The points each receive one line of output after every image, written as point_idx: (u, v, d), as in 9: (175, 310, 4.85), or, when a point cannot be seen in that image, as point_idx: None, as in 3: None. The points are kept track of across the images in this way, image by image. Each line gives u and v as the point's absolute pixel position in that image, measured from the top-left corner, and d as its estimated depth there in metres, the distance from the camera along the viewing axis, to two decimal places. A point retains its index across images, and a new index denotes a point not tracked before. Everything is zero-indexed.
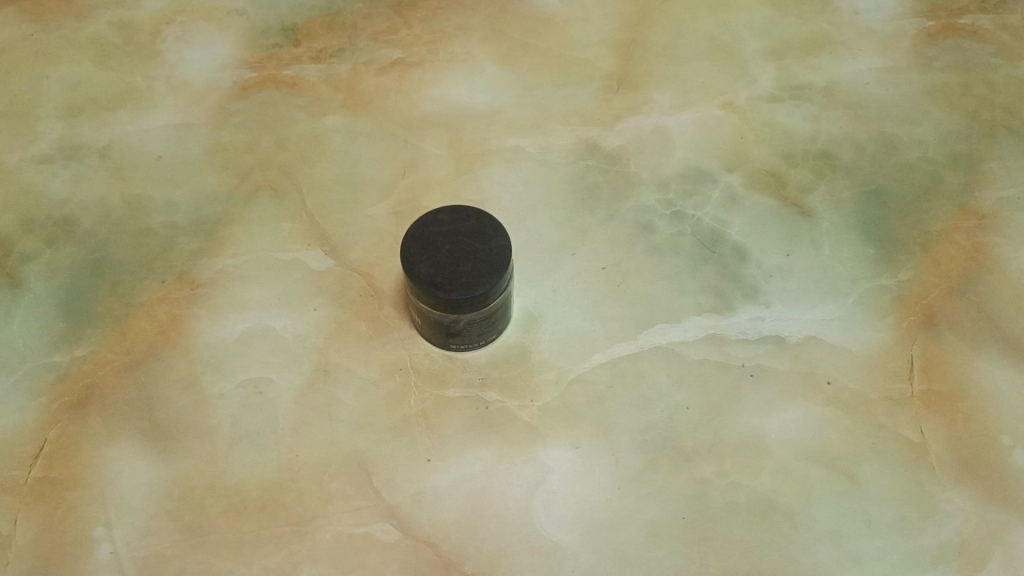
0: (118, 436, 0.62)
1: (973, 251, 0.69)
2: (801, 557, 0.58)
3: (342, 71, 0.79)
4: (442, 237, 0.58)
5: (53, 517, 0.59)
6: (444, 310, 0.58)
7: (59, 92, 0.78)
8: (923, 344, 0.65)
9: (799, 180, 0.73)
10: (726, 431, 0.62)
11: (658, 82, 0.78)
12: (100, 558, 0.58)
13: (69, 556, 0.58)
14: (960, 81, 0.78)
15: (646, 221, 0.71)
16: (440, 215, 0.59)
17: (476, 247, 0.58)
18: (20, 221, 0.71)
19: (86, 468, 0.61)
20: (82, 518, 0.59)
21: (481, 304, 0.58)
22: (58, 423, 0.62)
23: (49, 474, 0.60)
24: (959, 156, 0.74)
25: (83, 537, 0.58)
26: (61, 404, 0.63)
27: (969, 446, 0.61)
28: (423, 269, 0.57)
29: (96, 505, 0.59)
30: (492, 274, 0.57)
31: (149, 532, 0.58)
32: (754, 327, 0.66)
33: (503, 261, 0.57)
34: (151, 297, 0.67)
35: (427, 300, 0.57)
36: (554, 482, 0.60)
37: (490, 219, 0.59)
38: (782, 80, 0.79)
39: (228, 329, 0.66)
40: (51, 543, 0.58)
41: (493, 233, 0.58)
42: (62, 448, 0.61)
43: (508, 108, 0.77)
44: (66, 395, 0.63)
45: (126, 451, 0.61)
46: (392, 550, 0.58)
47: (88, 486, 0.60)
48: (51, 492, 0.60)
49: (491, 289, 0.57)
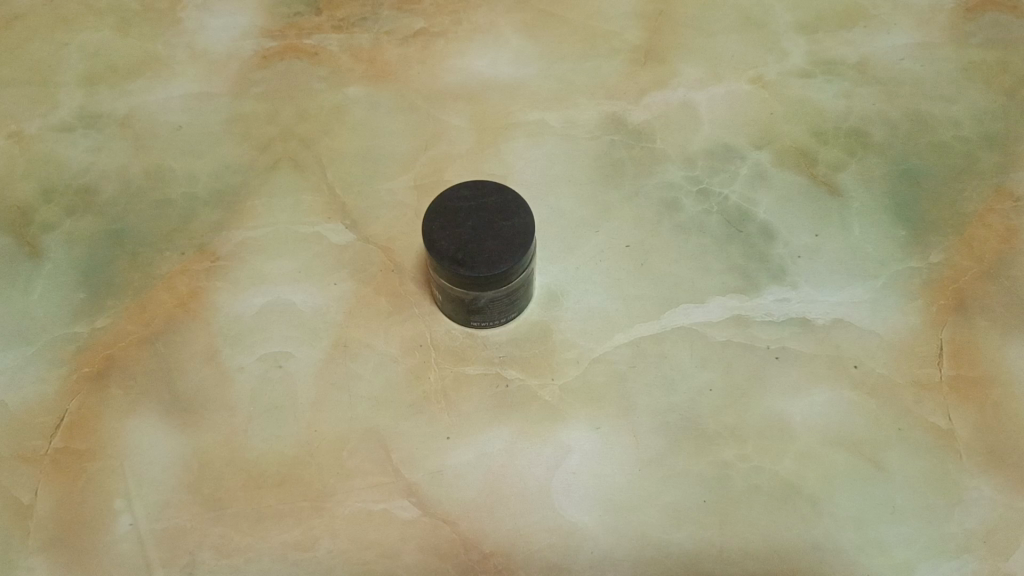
0: (137, 408, 0.62)
1: (1007, 234, 0.67)
2: (823, 542, 0.57)
3: (364, 41, 0.78)
4: (465, 213, 0.57)
5: (74, 488, 0.59)
6: (466, 287, 0.57)
7: (79, 59, 0.77)
8: (953, 329, 0.64)
9: (829, 159, 0.71)
10: (750, 413, 0.61)
11: (686, 56, 0.76)
12: (120, 532, 0.58)
13: (89, 528, 0.58)
14: (997, 59, 0.76)
15: (671, 199, 0.70)
16: (462, 191, 0.58)
17: (499, 224, 0.57)
18: (40, 191, 0.71)
19: (107, 439, 0.61)
20: (102, 490, 0.59)
21: (503, 282, 0.57)
22: (77, 394, 0.62)
23: (69, 444, 0.60)
24: (994, 136, 0.72)
25: (104, 509, 0.58)
26: (80, 374, 0.63)
27: (998, 434, 0.60)
28: (445, 245, 0.56)
29: (116, 477, 0.59)
30: (514, 251, 0.56)
31: (168, 507, 0.58)
32: (780, 308, 0.65)
33: (525, 238, 0.56)
34: (169, 268, 0.67)
35: (449, 276, 0.57)
36: (575, 462, 0.59)
37: (512, 195, 0.58)
38: (814, 55, 0.77)
39: (246, 301, 0.66)
40: (73, 514, 0.58)
41: (516, 210, 0.57)
42: (80, 419, 0.61)
43: (532, 81, 0.75)
44: (83, 366, 0.63)
45: (146, 423, 0.61)
46: (410, 527, 0.57)
47: (111, 458, 0.60)
48: (74, 462, 0.60)
49: (513, 265, 0.56)
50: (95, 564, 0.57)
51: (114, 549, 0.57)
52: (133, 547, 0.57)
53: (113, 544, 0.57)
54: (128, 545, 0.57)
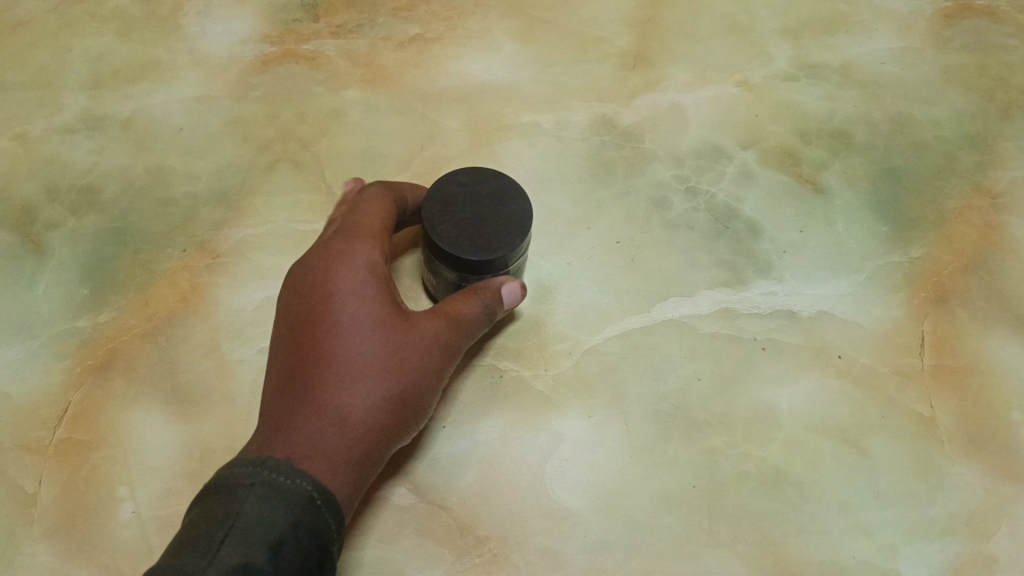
0: (387, 293, 0.55)
1: (986, 229, 0.70)
2: (810, 527, 0.58)
3: (361, 45, 0.79)
4: (463, 198, 0.59)
5: (345, 384, 0.52)
6: (463, 271, 0.59)
7: (82, 63, 0.79)
8: (934, 320, 0.66)
9: (814, 159, 0.74)
10: (738, 402, 0.63)
11: (675, 60, 0.78)
12: (350, 437, 0.51)
13: (278, 428, 0.51)
14: (975, 63, 0.78)
15: (661, 196, 0.72)
16: (461, 177, 0.60)
17: (497, 209, 0.59)
18: (44, 190, 0.72)
19: (415, 332, 0.55)
20: (361, 387, 0.52)
21: (501, 267, 0.59)
22: (360, 275, 0.55)
23: (352, 333, 0.53)
24: (973, 136, 0.75)
25: (331, 411, 0.51)
26: (344, 258, 0.55)
27: (979, 420, 0.62)
28: (446, 228, 0.58)
29: (384, 372, 0.53)
30: (515, 234, 0.58)
31: (380, 415, 0.53)
32: (766, 301, 0.67)
33: (524, 224, 0.59)
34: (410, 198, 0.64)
35: (449, 261, 0.58)
36: (568, 449, 0.61)
37: (511, 182, 0.60)
38: (798, 59, 0.79)
39: (518, 286, 0.60)
40: (325, 412, 0.51)
41: (514, 196, 0.59)
42: (374, 307, 0.54)
43: (525, 84, 0.77)
44: (356, 249, 0.56)
45: (435, 320, 0.56)
46: (407, 513, 0.59)
47: (407, 350, 0.54)
48: (329, 356, 0.52)
49: (514, 249, 0.58)
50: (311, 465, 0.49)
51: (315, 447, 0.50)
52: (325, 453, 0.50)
53: (315, 442, 0.50)
54: (326, 448, 0.50)
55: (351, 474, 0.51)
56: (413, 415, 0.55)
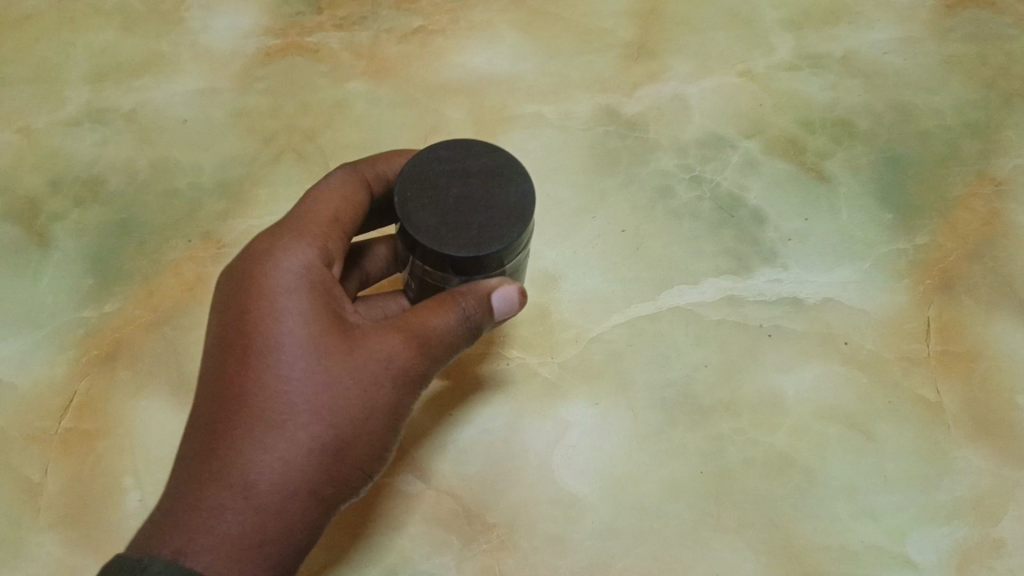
0: (315, 320, 0.47)
1: (989, 216, 0.70)
2: (817, 511, 0.58)
3: (364, 38, 0.79)
4: (446, 178, 0.49)
5: (255, 441, 0.44)
6: (445, 269, 0.49)
7: (85, 57, 0.78)
8: (939, 306, 0.66)
9: (817, 148, 0.74)
10: (744, 388, 0.63)
11: (678, 51, 0.78)
12: (263, 502, 0.44)
13: (177, 498, 0.44)
14: (976, 52, 0.79)
15: (665, 185, 0.72)
16: (443, 151, 0.50)
17: (489, 192, 0.49)
18: (48, 182, 0.72)
19: (350, 363, 0.46)
20: (275, 441, 0.44)
21: (492, 265, 0.48)
22: (279, 304, 0.46)
23: (265, 378, 0.45)
24: (975, 124, 0.75)
25: (235, 474, 0.44)
26: (263, 281, 0.47)
27: (986, 405, 0.62)
28: (425, 216, 0.48)
29: (306, 421, 0.45)
30: (511, 223, 0.48)
31: (303, 469, 0.45)
32: (772, 289, 0.67)
33: (523, 210, 0.48)
34: (372, 174, 0.56)
35: (427, 257, 0.48)
36: (575, 436, 0.61)
37: (505, 155, 0.51)
38: (801, 50, 0.79)
39: (516, 289, 0.50)
40: (229, 478, 0.44)
41: (509, 177, 0.49)
42: (295, 340, 0.46)
43: (528, 75, 0.77)
44: (277, 269, 0.47)
45: (381, 342, 0.47)
46: (415, 500, 0.59)
47: (337, 389, 0.46)
48: (237, 408, 0.45)
49: (510, 242, 0.48)
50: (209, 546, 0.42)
51: (216, 523, 0.43)
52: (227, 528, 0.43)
53: (218, 515, 0.43)
54: (230, 521, 0.43)
55: (267, 545, 0.44)
56: (360, 457, 0.47)
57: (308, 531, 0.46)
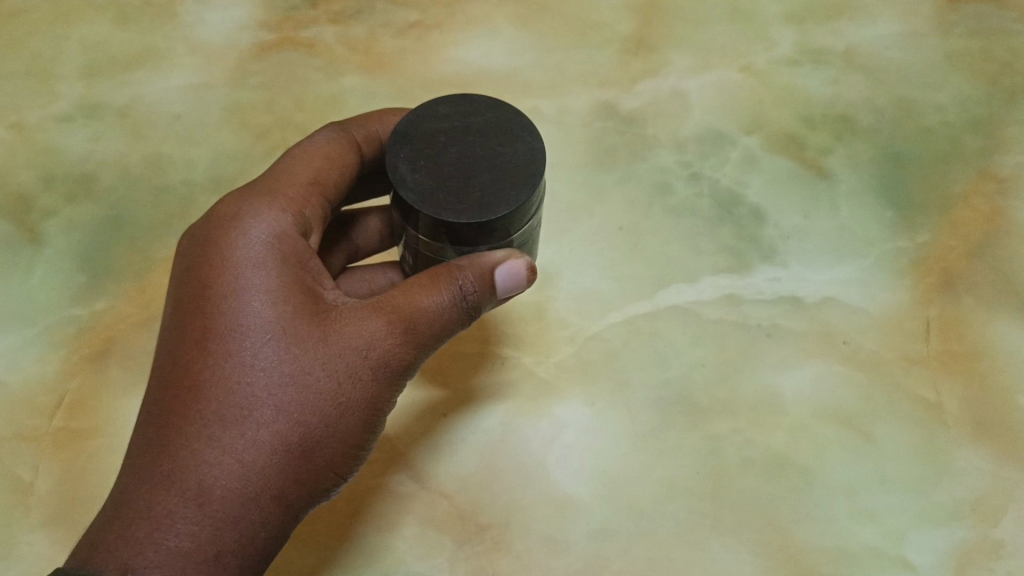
0: (283, 314, 0.45)
1: (992, 214, 0.69)
2: (815, 513, 0.58)
3: (360, 32, 0.78)
4: (446, 136, 0.47)
5: (214, 441, 0.43)
6: (445, 239, 0.46)
7: (78, 51, 0.78)
8: (940, 305, 0.65)
9: (818, 144, 0.73)
10: (742, 388, 0.62)
11: (678, 45, 0.77)
12: (220, 508, 0.42)
13: (130, 499, 0.43)
14: (980, 47, 0.77)
15: (663, 182, 0.71)
16: (443, 108, 0.48)
17: (493, 150, 0.46)
18: (40, 178, 0.72)
19: (318, 357, 0.45)
20: (234, 442, 0.43)
21: (499, 232, 0.46)
22: (245, 294, 0.45)
23: (227, 374, 0.44)
24: (978, 121, 0.74)
25: (191, 479, 0.42)
26: (229, 268, 0.46)
27: (986, 405, 0.61)
28: (422, 179, 0.45)
29: (268, 419, 0.44)
30: (514, 188, 0.45)
31: (264, 472, 0.43)
32: (771, 287, 0.66)
33: (530, 169, 0.46)
34: (362, 134, 0.55)
35: (424, 224, 0.45)
36: (570, 437, 0.60)
37: (511, 114, 0.48)
38: (802, 44, 0.78)
39: (524, 263, 0.48)
40: (184, 482, 0.42)
41: (516, 132, 0.47)
42: (260, 332, 0.45)
43: (525, 70, 0.76)
44: (246, 253, 0.46)
45: (355, 332, 0.46)
46: (409, 501, 0.58)
47: (303, 385, 0.44)
48: (195, 405, 0.44)
49: (514, 209, 0.45)
50: (159, 556, 0.41)
51: (168, 528, 0.42)
52: (180, 536, 0.42)
53: (169, 523, 0.42)
54: (183, 529, 0.42)
55: (223, 554, 0.42)
56: (328, 457, 0.45)
57: (269, 537, 0.44)
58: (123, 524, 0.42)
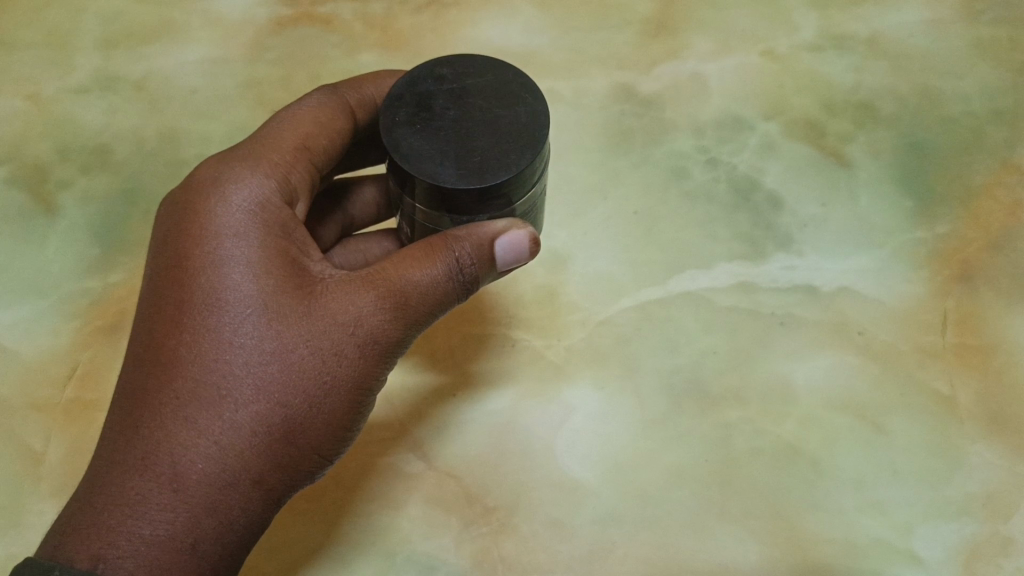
0: (264, 290, 0.45)
1: (1013, 207, 0.68)
2: (824, 503, 0.57)
3: (377, 9, 0.78)
4: (443, 99, 0.46)
5: (191, 423, 0.43)
6: (444, 207, 0.46)
7: (96, 23, 0.77)
8: (957, 298, 0.64)
9: (838, 131, 0.72)
10: (753, 377, 0.61)
11: (699, 28, 0.76)
12: (195, 493, 0.42)
13: (103, 483, 0.43)
14: (1008, 35, 0.76)
15: (680, 167, 0.70)
16: (442, 70, 0.47)
17: (494, 112, 0.46)
18: (56, 149, 0.72)
19: (301, 335, 0.45)
20: (212, 424, 0.43)
21: (500, 199, 0.46)
22: (224, 268, 0.45)
23: (206, 354, 0.44)
24: (1002, 111, 0.73)
25: (166, 463, 0.43)
26: (208, 243, 0.46)
27: (1001, 400, 0.60)
28: (417, 144, 0.45)
29: (247, 400, 0.44)
30: (516, 152, 0.45)
31: (242, 455, 0.43)
32: (786, 276, 0.65)
33: (534, 132, 0.45)
34: (354, 98, 0.55)
35: (421, 191, 0.45)
36: (578, 421, 0.60)
37: (512, 75, 0.47)
38: (826, 29, 0.76)
39: (526, 234, 0.47)
40: (160, 466, 0.42)
41: (519, 95, 0.47)
42: (240, 310, 0.45)
43: (543, 50, 0.76)
44: (228, 224, 0.46)
45: (340, 309, 0.46)
46: (416, 480, 0.58)
47: (284, 363, 0.44)
48: (173, 385, 0.44)
49: (516, 174, 0.44)
50: (133, 545, 0.41)
51: (141, 515, 0.42)
52: (154, 524, 0.42)
53: (143, 508, 0.42)
54: (157, 516, 0.42)
55: (201, 540, 0.42)
56: (311, 439, 0.45)
57: (249, 522, 0.44)
58: (94, 511, 0.42)
